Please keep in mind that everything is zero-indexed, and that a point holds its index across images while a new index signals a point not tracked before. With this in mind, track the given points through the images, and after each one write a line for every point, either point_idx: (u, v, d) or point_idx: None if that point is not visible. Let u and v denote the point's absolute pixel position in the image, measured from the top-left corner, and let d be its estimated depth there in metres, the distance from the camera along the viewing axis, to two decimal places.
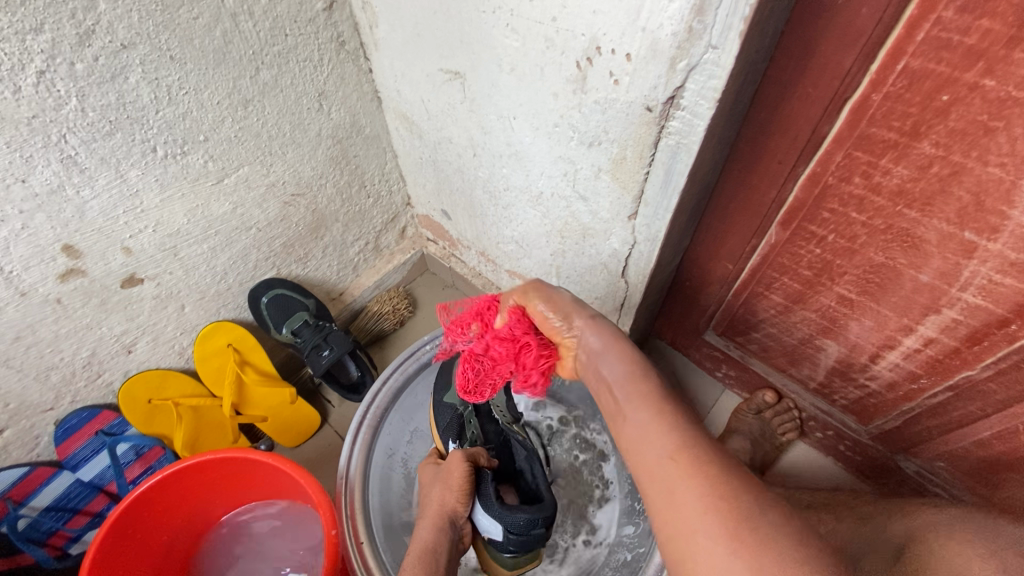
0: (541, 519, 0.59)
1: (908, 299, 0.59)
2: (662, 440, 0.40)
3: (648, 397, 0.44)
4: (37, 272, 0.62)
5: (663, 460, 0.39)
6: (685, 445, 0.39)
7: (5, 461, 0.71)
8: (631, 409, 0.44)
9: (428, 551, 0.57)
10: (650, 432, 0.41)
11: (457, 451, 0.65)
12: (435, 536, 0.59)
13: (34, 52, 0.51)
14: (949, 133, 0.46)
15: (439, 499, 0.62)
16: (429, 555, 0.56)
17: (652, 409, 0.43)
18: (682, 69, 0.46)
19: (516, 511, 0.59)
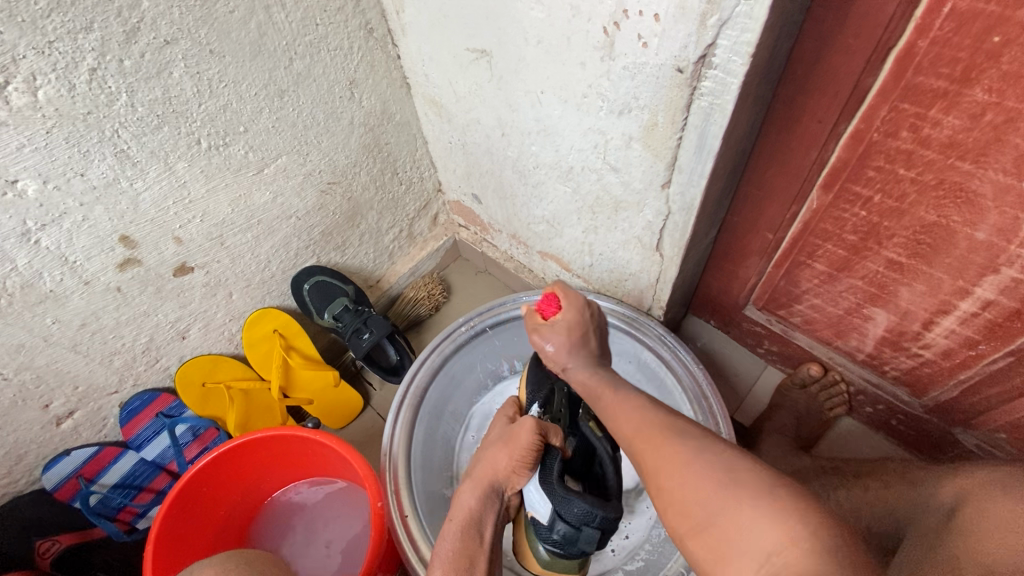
0: (599, 518, 0.53)
1: (963, 260, 0.56)
2: (637, 418, 0.47)
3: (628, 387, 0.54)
4: (98, 262, 0.66)
5: (639, 427, 0.46)
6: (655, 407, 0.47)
7: (77, 441, 0.77)
8: (613, 400, 0.54)
9: (473, 521, 0.57)
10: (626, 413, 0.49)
11: (529, 419, 0.62)
12: (480, 505, 0.59)
13: (86, 51, 0.54)
14: (1004, 77, 0.43)
15: (491, 464, 0.61)
16: (473, 526, 0.57)
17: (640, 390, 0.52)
18: (713, 24, 0.45)
19: (576, 499, 0.54)
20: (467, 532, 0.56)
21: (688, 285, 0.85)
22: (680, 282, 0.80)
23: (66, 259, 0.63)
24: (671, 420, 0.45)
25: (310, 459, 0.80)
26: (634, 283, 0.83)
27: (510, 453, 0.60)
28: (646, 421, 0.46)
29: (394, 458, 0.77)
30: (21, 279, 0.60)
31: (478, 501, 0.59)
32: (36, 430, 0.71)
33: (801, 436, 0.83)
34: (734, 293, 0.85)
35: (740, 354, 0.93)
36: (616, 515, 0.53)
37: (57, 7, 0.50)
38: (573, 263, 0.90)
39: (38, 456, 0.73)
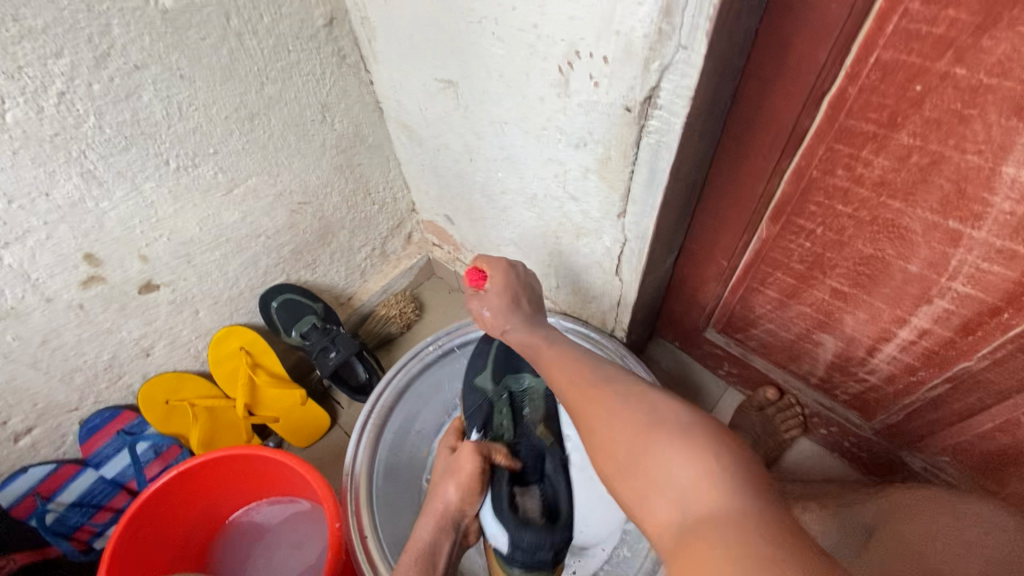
0: (548, 544, 0.59)
1: (899, 290, 0.59)
2: (615, 419, 0.44)
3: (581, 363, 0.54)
4: (61, 279, 0.66)
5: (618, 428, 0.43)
6: (616, 390, 0.47)
7: (35, 458, 0.76)
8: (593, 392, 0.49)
9: (426, 554, 0.58)
10: (592, 401, 0.47)
11: (468, 444, 0.64)
12: (434, 537, 0.60)
13: (54, 75, 0.55)
14: (925, 123, 0.46)
15: (442, 498, 0.62)
16: (427, 560, 0.58)
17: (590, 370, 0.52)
18: (656, 69, 0.48)
19: (523, 531, 0.59)
20: (420, 567, 0.57)
21: (650, 308, 0.87)
22: (642, 305, 0.82)
23: (28, 276, 0.63)
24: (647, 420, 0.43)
25: (273, 479, 0.80)
26: (598, 306, 0.85)
27: (461, 491, 0.62)
28: (618, 425, 0.43)
29: (355, 477, 0.78)
30: None
31: (433, 535, 0.60)
32: None
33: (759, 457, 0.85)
34: (695, 316, 0.87)
35: (703, 375, 0.96)
36: (562, 539, 0.60)
37: (28, 33, 0.52)
38: None
39: None
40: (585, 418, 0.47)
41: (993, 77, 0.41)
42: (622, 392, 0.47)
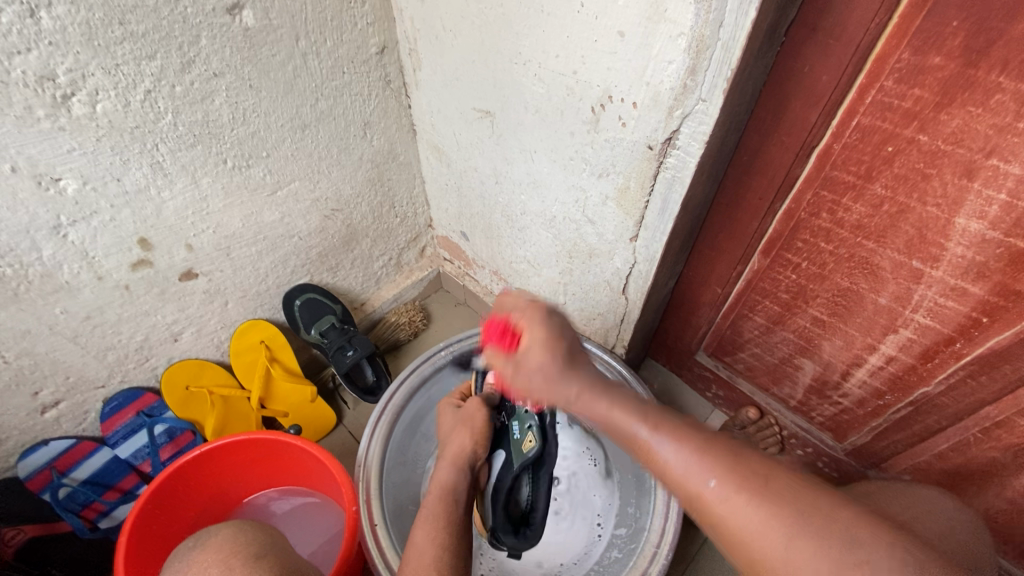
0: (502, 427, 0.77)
1: (871, 320, 0.68)
2: (772, 518, 0.36)
3: (667, 424, 0.43)
4: (114, 260, 0.71)
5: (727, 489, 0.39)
6: (756, 482, 0.38)
7: (56, 432, 0.78)
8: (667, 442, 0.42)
9: (449, 490, 0.63)
10: (737, 503, 0.37)
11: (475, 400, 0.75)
12: (454, 477, 0.65)
13: (145, 75, 0.61)
14: (895, 178, 0.56)
15: (459, 444, 0.69)
16: (448, 496, 0.62)
17: (688, 441, 0.41)
18: (678, 116, 0.57)
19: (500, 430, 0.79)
20: None
21: (648, 328, 0.95)
22: (641, 325, 0.90)
23: (86, 254, 0.68)
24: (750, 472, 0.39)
25: (283, 464, 0.84)
26: (601, 323, 0.92)
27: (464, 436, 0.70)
28: (776, 525, 0.36)
29: (368, 467, 0.82)
30: (42, 268, 0.65)
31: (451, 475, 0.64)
32: (20, 417, 0.73)
33: None
34: (688, 339, 0.96)
35: (691, 396, 1.03)
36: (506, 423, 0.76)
37: (129, 36, 0.58)
38: None
39: (16, 443, 0.75)
40: (721, 518, 0.38)
41: (948, 144, 0.51)
42: (754, 471, 0.38)
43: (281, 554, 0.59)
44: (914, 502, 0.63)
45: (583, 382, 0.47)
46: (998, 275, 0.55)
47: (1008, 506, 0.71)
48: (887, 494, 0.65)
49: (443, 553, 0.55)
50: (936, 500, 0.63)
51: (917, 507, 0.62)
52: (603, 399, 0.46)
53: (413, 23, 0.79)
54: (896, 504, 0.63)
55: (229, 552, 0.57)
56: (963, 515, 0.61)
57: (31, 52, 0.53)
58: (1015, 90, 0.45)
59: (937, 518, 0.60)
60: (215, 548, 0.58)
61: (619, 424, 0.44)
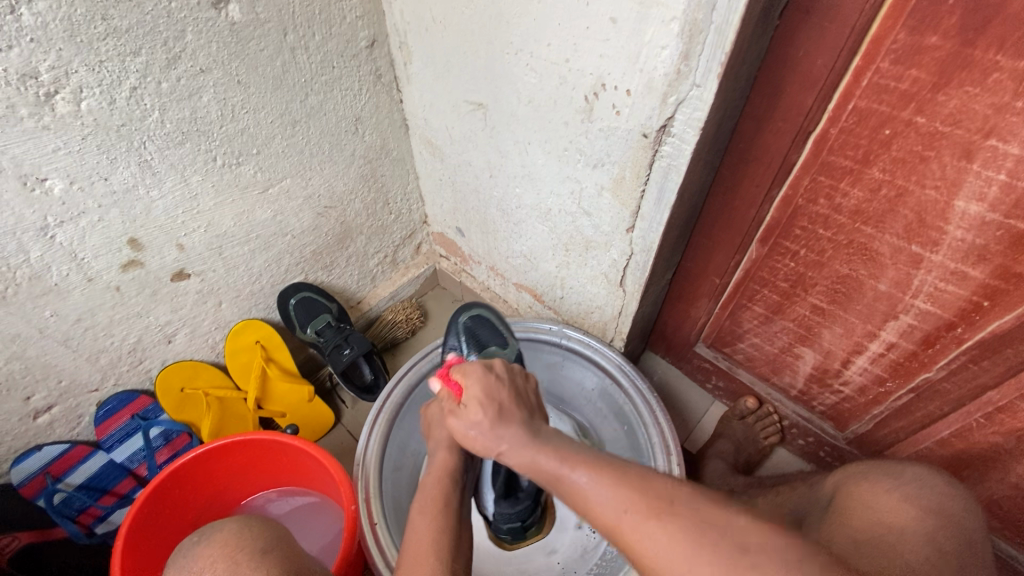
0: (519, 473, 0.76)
1: (870, 307, 0.68)
2: (696, 557, 0.37)
3: (593, 461, 0.43)
4: (104, 261, 0.70)
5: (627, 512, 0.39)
6: (674, 512, 0.39)
7: (49, 437, 0.78)
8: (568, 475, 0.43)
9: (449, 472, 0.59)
10: (652, 535, 0.38)
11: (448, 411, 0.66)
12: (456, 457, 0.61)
13: (130, 72, 0.60)
14: (893, 161, 0.55)
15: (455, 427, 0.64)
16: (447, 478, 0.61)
17: (607, 477, 0.42)
18: (672, 102, 0.56)
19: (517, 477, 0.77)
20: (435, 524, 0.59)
21: (646, 321, 0.94)
22: (640, 317, 0.89)
23: (75, 256, 0.67)
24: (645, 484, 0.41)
25: (280, 464, 0.83)
26: (599, 316, 0.92)
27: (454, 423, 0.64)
28: (706, 558, 0.37)
29: (366, 467, 0.81)
30: (30, 271, 0.64)
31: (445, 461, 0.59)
32: (12, 422, 0.72)
33: (739, 462, 0.92)
34: (686, 331, 0.95)
35: (691, 388, 1.03)
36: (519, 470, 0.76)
37: (113, 32, 0.57)
38: (546, 295, 0.99)
39: (9, 449, 0.74)
40: (645, 552, 0.39)
41: (947, 125, 0.50)
42: (663, 497, 0.40)
43: (287, 550, 0.57)
44: (905, 485, 0.60)
45: (513, 430, 0.48)
46: (999, 258, 0.54)
47: (1010, 491, 0.70)
48: (878, 478, 0.61)
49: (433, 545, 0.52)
50: (927, 480, 0.60)
51: (909, 494, 0.59)
52: (529, 445, 0.46)
53: (403, 16, 0.78)
54: (888, 491, 0.59)
55: (233, 546, 0.56)
56: (953, 494, 0.59)
57: (13, 49, 0.52)
58: (1013, 68, 0.45)
59: (930, 508, 0.57)
60: (222, 542, 0.56)
61: (547, 466, 0.44)
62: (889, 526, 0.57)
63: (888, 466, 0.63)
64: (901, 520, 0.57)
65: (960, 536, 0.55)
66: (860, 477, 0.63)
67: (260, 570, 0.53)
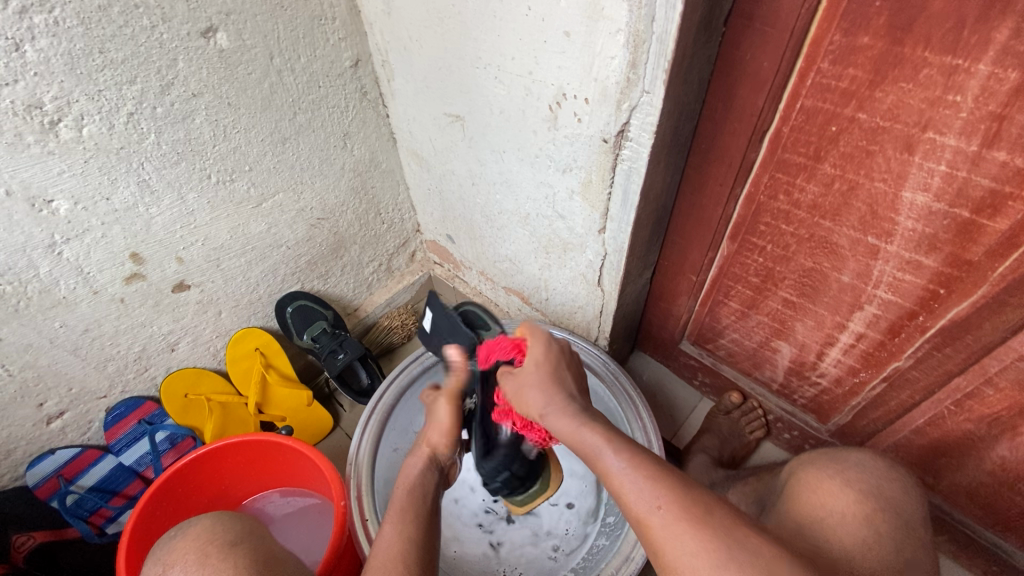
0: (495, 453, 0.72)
1: (837, 299, 0.69)
2: (700, 555, 0.39)
3: (631, 450, 0.46)
4: (109, 274, 0.75)
5: (648, 502, 0.42)
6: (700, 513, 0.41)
7: (62, 442, 0.83)
8: (604, 451, 0.47)
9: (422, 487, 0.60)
10: (676, 535, 0.40)
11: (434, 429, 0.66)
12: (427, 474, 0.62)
13: (127, 99, 0.65)
14: (842, 157, 0.58)
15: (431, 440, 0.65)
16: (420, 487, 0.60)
17: (635, 466, 0.45)
18: (626, 108, 0.59)
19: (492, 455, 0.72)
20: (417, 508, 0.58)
21: (630, 320, 0.97)
22: (622, 316, 0.92)
23: (81, 270, 0.72)
24: (683, 486, 0.43)
25: (279, 466, 0.88)
26: (583, 316, 0.94)
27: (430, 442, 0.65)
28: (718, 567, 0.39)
29: (358, 466, 0.84)
30: (40, 285, 0.69)
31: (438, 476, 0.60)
32: (26, 427, 0.77)
33: (725, 457, 0.93)
34: (671, 329, 0.97)
35: (679, 386, 1.05)
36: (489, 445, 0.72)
37: (109, 64, 0.62)
38: (533, 297, 1.02)
39: (24, 453, 0.79)
40: (657, 541, 0.41)
41: (886, 120, 0.52)
42: (696, 507, 0.41)
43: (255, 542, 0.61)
44: (846, 471, 0.61)
45: (564, 409, 0.52)
46: (949, 246, 0.56)
47: (987, 479, 0.71)
48: (823, 466, 0.63)
49: (411, 544, 0.52)
50: (868, 464, 0.62)
51: (850, 479, 0.60)
52: (580, 423, 0.50)
53: (383, 36, 0.82)
54: (831, 477, 0.61)
55: (205, 540, 0.59)
56: (894, 477, 0.61)
57: (19, 83, 0.58)
58: (941, 64, 0.47)
59: (870, 492, 0.59)
60: (194, 536, 0.60)
61: (583, 445, 0.49)
62: (830, 514, 0.57)
63: (835, 453, 0.65)
64: (841, 504, 0.58)
65: (899, 519, 0.57)
66: (807, 464, 0.64)
67: (230, 562, 0.56)
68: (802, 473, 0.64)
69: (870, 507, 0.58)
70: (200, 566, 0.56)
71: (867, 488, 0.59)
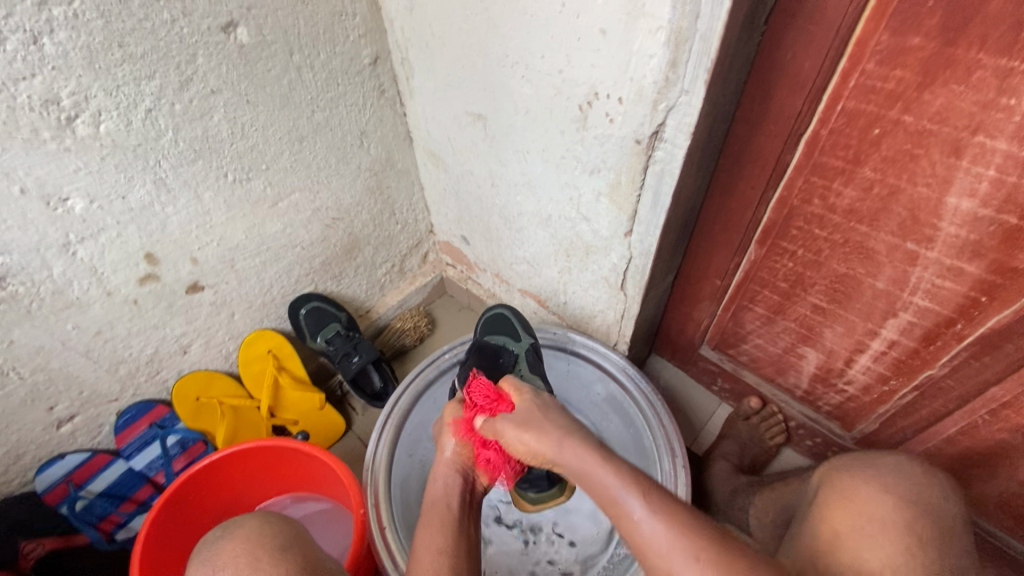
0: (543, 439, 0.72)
1: (870, 305, 0.68)
2: None
3: (649, 493, 0.46)
4: (123, 275, 0.73)
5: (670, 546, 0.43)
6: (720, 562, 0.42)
7: (72, 446, 0.81)
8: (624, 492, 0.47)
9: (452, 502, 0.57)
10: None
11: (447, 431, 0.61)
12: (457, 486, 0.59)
13: (145, 95, 0.63)
14: (884, 160, 0.56)
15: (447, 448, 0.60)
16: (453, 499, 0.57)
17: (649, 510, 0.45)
18: (662, 109, 0.57)
19: None
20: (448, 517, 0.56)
21: (650, 324, 0.95)
22: (643, 320, 0.90)
23: (96, 270, 0.70)
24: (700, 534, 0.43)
25: (292, 471, 0.86)
26: (602, 320, 0.93)
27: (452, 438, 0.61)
28: None
29: (375, 471, 0.83)
30: (53, 286, 0.67)
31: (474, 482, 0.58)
32: (37, 431, 0.75)
33: (745, 464, 0.92)
34: (691, 334, 0.96)
35: (697, 391, 1.03)
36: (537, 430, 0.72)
37: (129, 58, 0.60)
38: (549, 300, 1.00)
39: (33, 458, 0.78)
40: None
41: (934, 123, 0.51)
42: (723, 557, 0.42)
43: (303, 543, 0.59)
44: (885, 476, 0.60)
45: (577, 443, 0.52)
46: (994, 253, 0.55)
47: (1021, 490, 0.70)
48: (858, 471, 0.61)
49: (449, 559, 0.50)
50: (905, 469, 0.60)
51: (888, 484, 0.58)
52: (592, 458, 0.50)
53: (404, 33, 0.81)
54: (866, 482, 0.59)
55: (253, 542, 0.57)
56: (932, 482, 0.59)
57: (36, 78, 0.56)
58: (996, 66, 0.45)
59: (908, 497, 0.57)
60: (241, 538, 0.58)
61: (598, 483, 0.49)
62: (869, 517, 0.55)
63: (871, 457, 0.64)
64: (879, 509, 0.56)
65: (940, 525, 0.55)
66: (839, 470, 0.62)
67: (278, 566, 0.54)
68: (835, 478, 0.62)
69: (910, 512, 0.56)
70: (251, 570, 0.54)
71: (908, 495, 0.57)
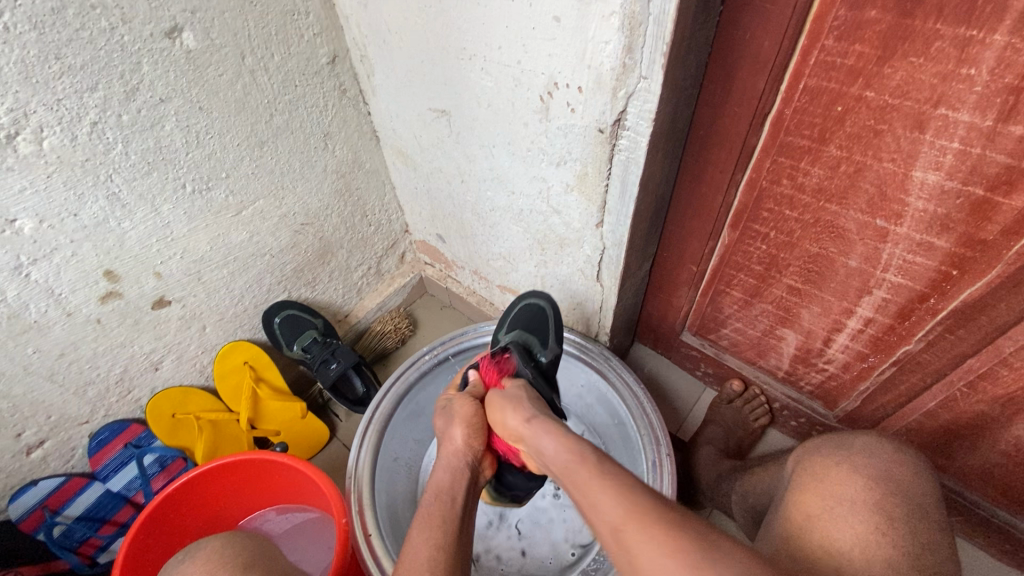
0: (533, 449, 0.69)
1: (844, 284, 0.67)
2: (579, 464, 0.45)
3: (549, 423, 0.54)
4: (82, 294, 0.71)
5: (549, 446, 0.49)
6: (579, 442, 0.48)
7: (44, 471, 0.79)
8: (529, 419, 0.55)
9: None
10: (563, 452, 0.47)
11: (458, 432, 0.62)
12: None
13: (89, 107, 0.61)
14: (849, 138, 0.55)
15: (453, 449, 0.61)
16: None
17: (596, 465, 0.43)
18: (622, 96, 0.56)
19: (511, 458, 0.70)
20: None
21: (630, 314, 0.94)
22: (622, 310, 0.89)
23: (52, 292, 0.68)
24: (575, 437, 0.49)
25: (273, 484, 0.85)
26: (581, 312, 0.92)
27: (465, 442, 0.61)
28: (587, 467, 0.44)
29: (359, 478, 0.81)
30: (8, 310, 0.65)
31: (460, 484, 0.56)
32: (5, 459, 0.73)
33: (731, 447, 0.92)
34: (672, 321, 0.95)
35: (681, 378, 1.03)
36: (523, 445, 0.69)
37: (67, 70, 0.58)
38: None
39: (5, 486, 0.76)
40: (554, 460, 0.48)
41: (896, 98, 0.50)
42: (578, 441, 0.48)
43: (269, 564, 0.58)
44: (854, 455, 0.60)
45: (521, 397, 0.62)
46: (962, 226, 0.54)
47: (1002, 460, 0.70)
48: (829, 452, 0.61)
49: None
50: (876, 449, 0.60)
51: (858, 464, 0.58)
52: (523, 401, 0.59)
53: (360, 29, 0.78)
54: (837, 463, 0.59)
55: (216, 563, 0.56)
56: (902, 458, 0.59)
57: None
58: (954, 35, 0.44)
59: (877, 475, 0.57)
60: (203, 560, 0.57)
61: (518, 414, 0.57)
62: (840, 499, 0.55)
63: (841, 437, 0.64)
64: (851, 489, 0.56)
65: (909, 499, 0.55)
66: (810, 453, 0.63)
67: None
68: (807, 462, 0.62)
69: (878, 491, 0.55)
70: None
71: (879, 474, 0.57)
